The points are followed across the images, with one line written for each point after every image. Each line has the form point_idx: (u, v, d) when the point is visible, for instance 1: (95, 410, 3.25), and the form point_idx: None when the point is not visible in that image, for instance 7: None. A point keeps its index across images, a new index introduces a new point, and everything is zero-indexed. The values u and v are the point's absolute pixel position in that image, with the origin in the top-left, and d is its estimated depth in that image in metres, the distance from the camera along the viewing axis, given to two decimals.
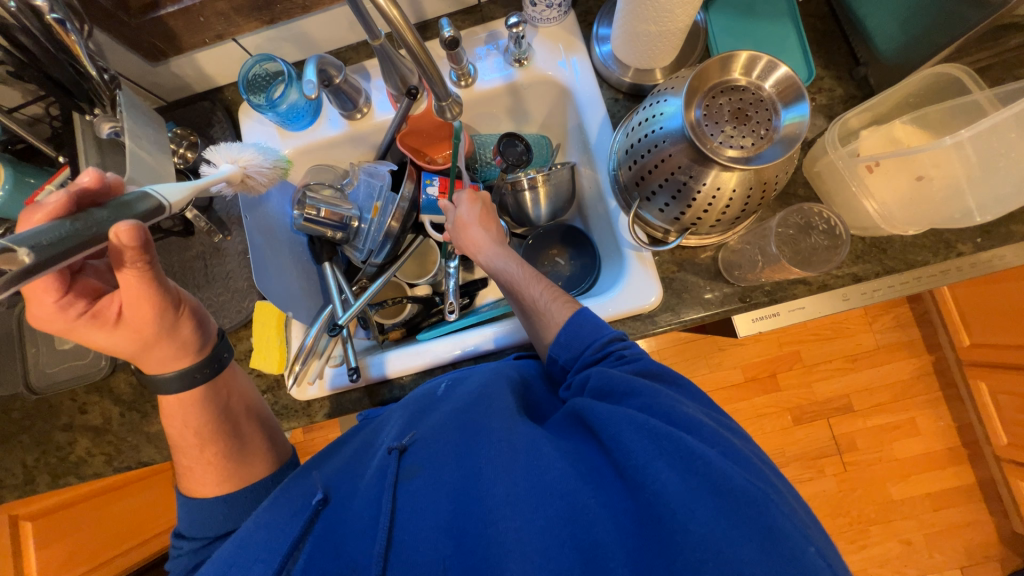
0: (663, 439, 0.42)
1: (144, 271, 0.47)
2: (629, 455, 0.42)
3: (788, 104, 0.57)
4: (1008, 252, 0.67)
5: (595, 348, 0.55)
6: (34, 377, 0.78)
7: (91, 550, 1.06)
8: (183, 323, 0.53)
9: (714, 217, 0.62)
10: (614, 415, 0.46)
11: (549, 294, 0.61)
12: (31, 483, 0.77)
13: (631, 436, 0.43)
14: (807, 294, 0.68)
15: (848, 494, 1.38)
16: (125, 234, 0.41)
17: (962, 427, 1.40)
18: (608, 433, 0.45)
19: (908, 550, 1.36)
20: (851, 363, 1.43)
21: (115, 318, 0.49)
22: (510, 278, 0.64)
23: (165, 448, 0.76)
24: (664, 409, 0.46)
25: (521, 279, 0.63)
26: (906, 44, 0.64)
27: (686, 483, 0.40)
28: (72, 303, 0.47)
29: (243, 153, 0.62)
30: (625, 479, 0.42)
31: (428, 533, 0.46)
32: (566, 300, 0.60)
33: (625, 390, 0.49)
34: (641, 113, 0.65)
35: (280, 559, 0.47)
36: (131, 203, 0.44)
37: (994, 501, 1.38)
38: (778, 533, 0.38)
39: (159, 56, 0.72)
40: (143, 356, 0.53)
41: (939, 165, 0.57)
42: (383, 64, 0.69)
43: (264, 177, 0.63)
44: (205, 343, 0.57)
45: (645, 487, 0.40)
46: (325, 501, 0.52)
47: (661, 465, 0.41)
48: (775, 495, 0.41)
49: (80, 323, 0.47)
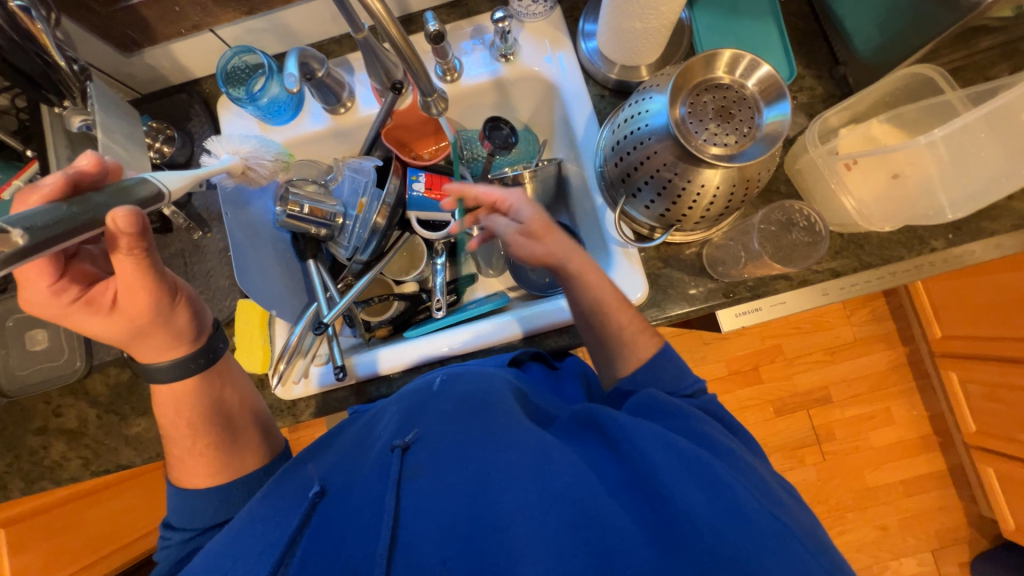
0: (693, 463, 0.44)
1: (141, 259, 0.46)
2: (654, 470, 0.44)
3: (770, 103, 0.58)
4: (977, 247, 0.69)
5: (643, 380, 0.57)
6: (6, 380, 0.75)
7: (74, 552, 1.04)
8: (179, 314, 0.52)
9: (699, 213, 0.63)
10: (640, 430, 0.47)
11: (629, 321, 0.62)
12: (4, 489, 0.75)
13: (657, 451, 0.45)
14: (788, 289, 0.70)
15: (826, 481, 1.43)
16: (122, 220, 0.41)
17: (933, 415, 1.46)
18: (631, 446, 0.46)
19: (882, 535, 1.41)
20: (829, 356, 1.47)
21: (110, 305, 0.48)
22: (598, 301, 0.62)
23: (146, 451, 0.75)
24: (700, 435, 0.49)
25: (611, 304, 0.61)
26: (883, 45, 0.66)
27: (711, 504, 0.41)
28: (66, 289, 0.47)
29: (243, 145, 0.65)
30: (645, 491, 0.44)
31: (433, 532, 0.46)
32: (640, 327, 0.62)
33: (661, 417, 0.51)
34: (627, 109, 0.65)
35: (278, 552, 0.48)
36: (130, 187, 0.45)
37: (962, 486, 1.43)
38: (800, 563, 0.39)
39: (132, 46, 0.70)
40: (136, 344, 0.52)
41: (913, 163, 0.58)
42: (366, 57, 0.68)
43: (265, 169, 0.66)
44: (200, 334, 0.56)
45: (671, 502, 0.42)
46: (323, 494, 0.53)
47: (689, 484, 0.43)
48: (798, 528, 0.42)
49: (74, 309, 0.47)
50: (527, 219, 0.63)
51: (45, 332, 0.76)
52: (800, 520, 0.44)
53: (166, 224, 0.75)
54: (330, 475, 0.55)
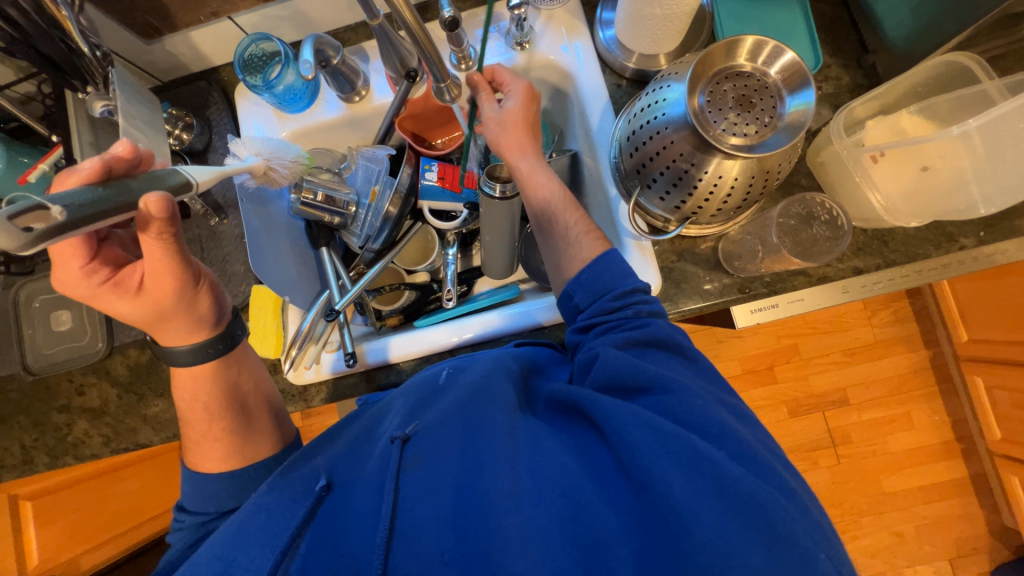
0: (671, 440, 0.42)
1: (168, 244, 0.46)
2: (634, 454, 0.43)
3: (793, 91, 0.56)
4: (1010, 247, 0.66)
5: (615, 296, 0.55)
6: (31, 358, 0.78)
7: (92, 529, 1.08)
8: (201, 299, 0.53)
9: (716, 205, 0.62)
10: (619, 411, 0.45)
11: (583, 226, 0.63)
12: (29, 462, 0.78)
13: (637, 434, 0.43)
14: (806, 286, 0.67)
15: (842, 485, 1.40)
16: (153, 205, 0.41)
17: (957, 421, 1.41)
18: (613, 429, 0.45)
19: (899, 542, 1.38)
20: (850, 357, 1.43)
21: (137, 287, 0.49)
22: (546, 199, 0.64)
23: (161, 431, 0.76)
24: (677, 407, 0.45)
25: (558, 206, 0.64)
26: (916, 32, 0.62)
27: (694, 485, 0.40)
28: (97, 270, 0.48)
29: (266, 148, 0.64)
30: (631, 479, 0.43)
31: (430, 524, 0.46)
32: (597, 237, 0.62)
33: (630, 385, 0.48)
34: (643, 98, 0.64)
35: (283, 543, 0.48)
36: (162, 176, 0.45)
37: (986, 495, 1.39)
38: (784, 539, 0.38)
39: (153, 33, 0.71)
40: (158, 326, 0.53)
41: (944, 156, 0.56)
42: (382, 46, 0.68)
43: (286, 169, 0.65)
44: (220, 320, 0.57)
45: (652, 488, 0.41)
46: (329, 488, 0.54)
47: (667, 466, 0.41)
48: (786, 498, 0.41)
49: (103, 290, 0.48)
50: (509, 108, 0.66)
51: (69, 312, 0.78)
52: (808, 508, 0.43)
53: (185, 210, 0.76)
54: (337, 467, 0.56)
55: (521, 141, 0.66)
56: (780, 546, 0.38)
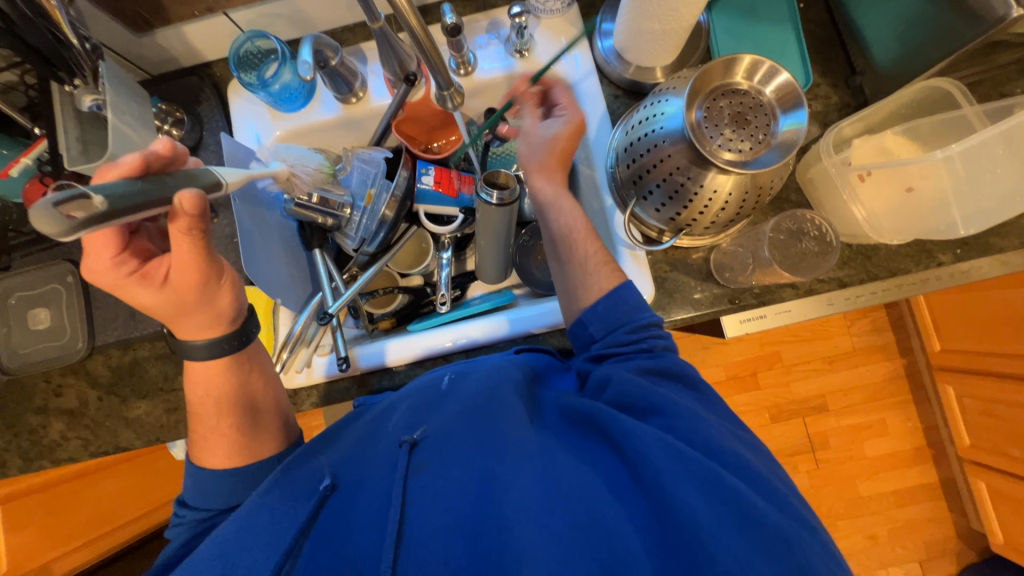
0: (694, 464, 0.43)
1: (199, 240, 0.46)
2: (655, 473, 0.44)
3: (787, 111, 0.57)
4: (984, 264, 0.69)
5: (629, 330, 0.55)
6: (6, 357, 0.75)
7: (64, 535, 1.04)
8: (223, 295, 0.52)
9: (709, 219, 0.63)
10: (641, 430, 0.46)
11: (599, 257, 0.60)
12: (3, 467, 0.75)
13: (658, 453, 0.44)
14: (793, 298, 0.69)
15: (819, 489, 1.44)
16: (188, 202, 0.41)
17: (928, 428, 1.46)
18: (634, 447, 0.46)
19: (872, 544, 1.43)
20: (829, 365, 1.47)
21: (162, 279, 0.48)
22: (567, 225, 0.62)
23: (144, 434, 0.74)
24: (696, 434, 0.46)
25: (580, 231, 0.61)
26: (902, 56, 0.65)
27: (715, 511, 0.41)
28: (126, 262, 0.47)
29: (291, 156, 0.70)
30: (650, 498, 0.44)
31: (441, 531, 0.46)
32: (613, 270, 0.59)
33: (647, 407, 0.49)
34: (641, 111, 0.65)
35: (289, 543, 0.49)
36: (197, 174, 0.45)
37: (954, 499, 1.44)
38: (804, 567, 0.40)
39: (144, 26, 0.69)
40: (179, 320, 0.52)
41: (926, 177, 0.58)
42: (382, 49, 0.67)
43: (308, 176, 0.69)
44: (237, 317, 0.55)
45: (673, 509, 0.42)
46: (333, 488, 0.54)
47: (688, 489, 0.42)
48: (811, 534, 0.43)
49: (128, 281, 0.47)
50: (550, 134, 0.64)
51: (48, 310, 0.75)
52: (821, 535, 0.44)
53: None
54: (342, 468, 0.55)
55: (551, 164, 0.65)
56: (799, 570, 0.40)
